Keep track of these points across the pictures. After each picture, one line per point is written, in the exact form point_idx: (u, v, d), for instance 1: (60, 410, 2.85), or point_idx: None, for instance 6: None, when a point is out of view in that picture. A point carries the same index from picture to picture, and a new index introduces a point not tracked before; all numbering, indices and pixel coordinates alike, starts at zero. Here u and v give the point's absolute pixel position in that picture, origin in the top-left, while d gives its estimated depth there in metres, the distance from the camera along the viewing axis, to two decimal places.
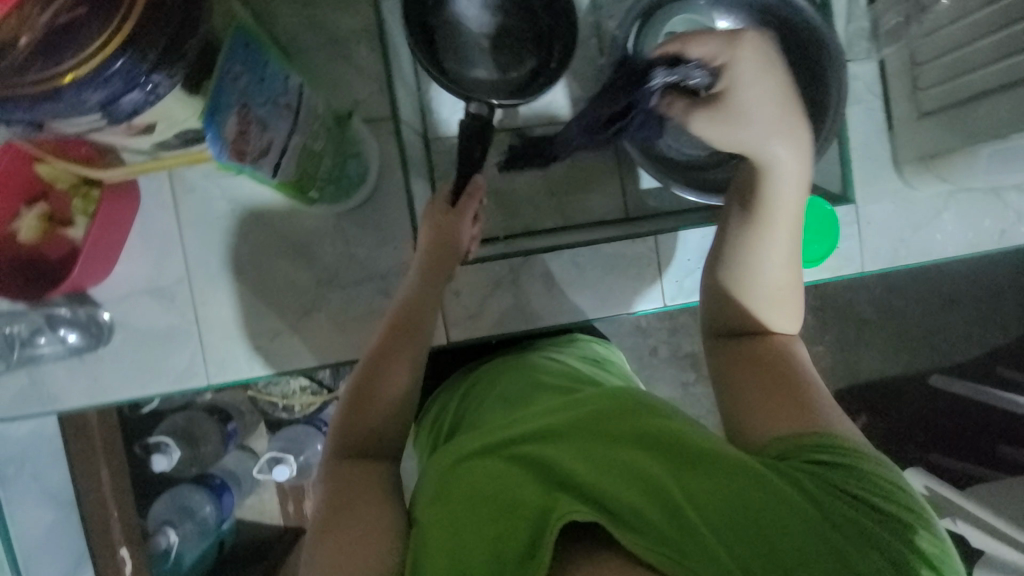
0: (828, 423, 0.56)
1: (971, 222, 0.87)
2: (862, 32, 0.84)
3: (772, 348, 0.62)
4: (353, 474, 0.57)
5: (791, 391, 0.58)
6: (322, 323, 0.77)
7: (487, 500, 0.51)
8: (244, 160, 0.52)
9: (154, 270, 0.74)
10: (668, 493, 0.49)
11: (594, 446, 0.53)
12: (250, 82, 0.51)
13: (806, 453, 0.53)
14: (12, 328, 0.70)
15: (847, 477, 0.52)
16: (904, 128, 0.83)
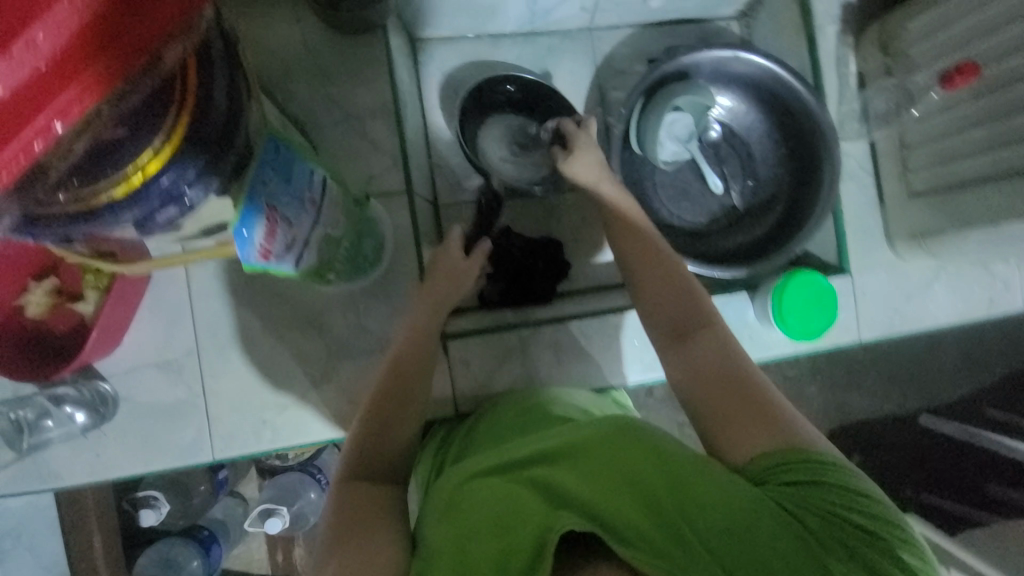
0: (797, 433, 0.58)
1: (960, 292, 0.91)
2: (853, 113, 0.89)
3: (733, 356, 0.64)
4: (364, 509, 0.57)
5: (759, 406, 0.60)
6: (331, 396, 0.77)
7: (489, 518, 0.50)
8: (270, 256, 0.54)
9: (162, 344, 0.73)
10: (665, 512, 0.49)
11: (599, 462, 0.53)
12: (278, 184, 0.51)
13: (783, 471, 0.56)
14: (18, 414, 0.69)
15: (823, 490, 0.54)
16: (895, 205, 0.87)
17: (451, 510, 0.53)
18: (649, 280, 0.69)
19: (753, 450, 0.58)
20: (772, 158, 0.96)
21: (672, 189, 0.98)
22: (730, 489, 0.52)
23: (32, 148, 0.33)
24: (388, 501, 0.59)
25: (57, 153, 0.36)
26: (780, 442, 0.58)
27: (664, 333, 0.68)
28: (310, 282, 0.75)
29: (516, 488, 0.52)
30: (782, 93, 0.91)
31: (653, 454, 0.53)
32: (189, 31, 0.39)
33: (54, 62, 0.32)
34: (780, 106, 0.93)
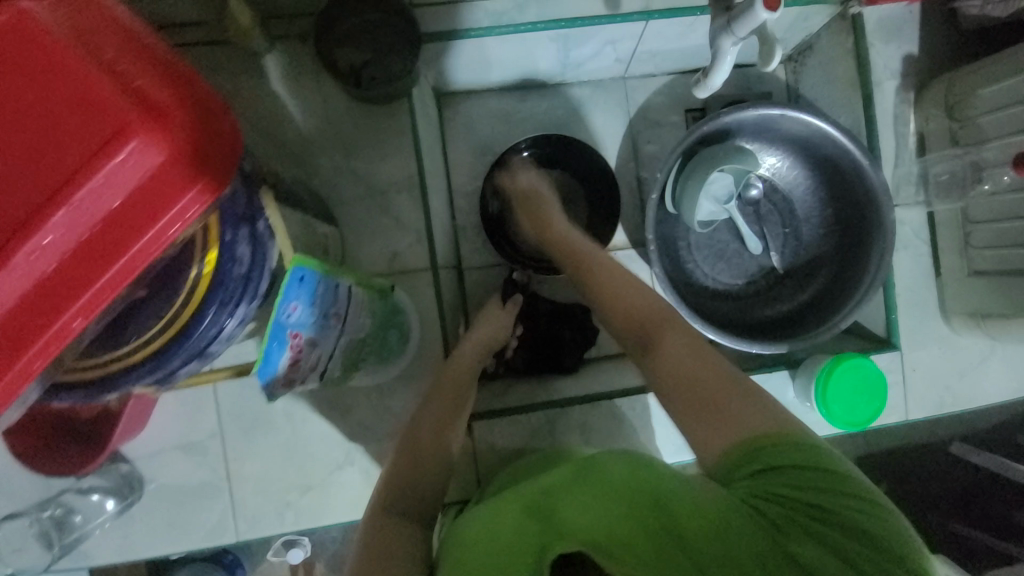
0: (758, 412, 0.51)
1: (1019, 368, 0.85)
2: (910, 178, 0.82)
3: (708, 356, 0.55)
4: (384, 545, 0.53)
5: (725, 401, 0.51)
6: (355, 478, 0.75)
7: (499, 548, 0.46)
8: (292, 381, 0.51)
9: (186, 426, 0.73)
10: (652, 525, 0.44)
11: (580, 487, 0.48)
12: (304, 311, 0.49)
13: (750, 454, 0.48)
14: (45, 514, 0.70)
15: (800, 473, 0.47)
16: (953, 280, 0.80)
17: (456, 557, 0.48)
18: (606, 280, 0.66)
19: (723, 440, 0.50)
20: (817, 218, 0.90)
21: (707, 250, 0.93)
22: (712, 493, 0.47)
23: (50, 352, 0.33)
24: (409, 538, 0.55)
25: (77, 338, 0.35)
26: (754, 424, 0.50)
27: (633, 342, 0.60)
28: None
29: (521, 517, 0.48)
30: (832, 153, 0.84)
31: (634, 466, 0.50)
32: (218, 199, 0.37)
33: (65, 272, 0.32)
34: (828, 165, 0.86)
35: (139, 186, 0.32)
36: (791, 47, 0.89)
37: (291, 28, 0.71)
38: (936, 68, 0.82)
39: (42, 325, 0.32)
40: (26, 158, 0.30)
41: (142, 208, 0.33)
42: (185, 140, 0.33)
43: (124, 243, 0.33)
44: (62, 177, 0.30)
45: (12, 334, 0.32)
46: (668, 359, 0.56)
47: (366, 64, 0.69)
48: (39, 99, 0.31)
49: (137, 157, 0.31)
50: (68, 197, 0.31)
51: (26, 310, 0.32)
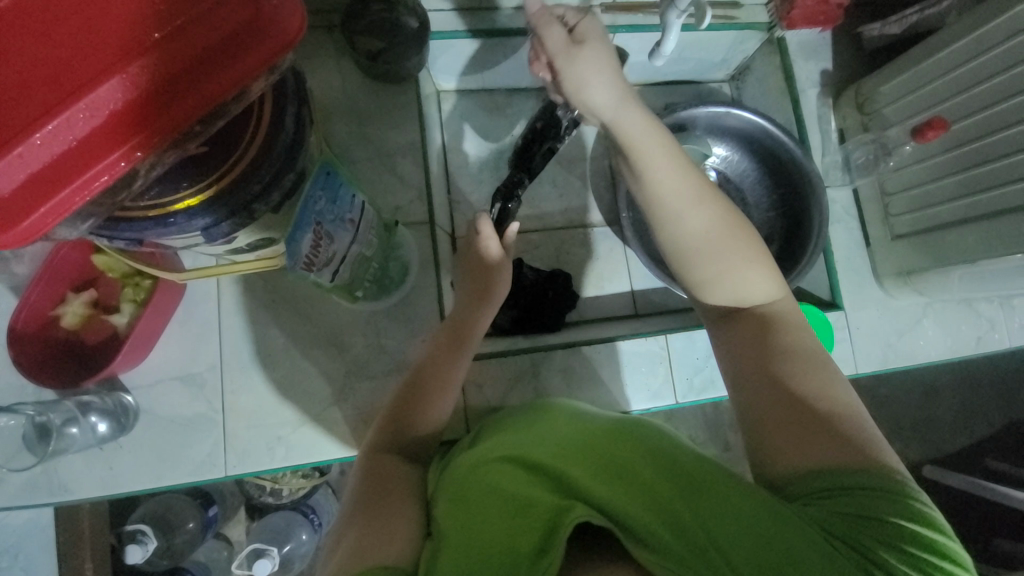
0: (849, 450, 0.50)
1: (950, 329, 0.95)
2: (836, 163, 1.00)
3: (790, 346, 0.57)
4: (381, 483, 0.58)
5: (815, 419, 0.52)
6: (348, 414, 0.78)
7: (511, 501, 0.51)
8: (311, 267, 0.58)
9: (188, 358, 0.76)
10: (682, 519, 0.46)
11: (608, 463, 0.53)
12: (325, 204, 0.57)
13: (824, 484, 0.48)
14: (44, 419, 0.69)
15: (867, 501, 0.46)
16: (881, 247, 0.94)
17: (463, 496, 0.54)
18: (705, 249, 0.60)
19: (800, 463, 0.51)
20: (765, 202, 1.04)
21: None
22: (749, 494, 0.48)
23: (52, 215, 0.38)
24: (405, 475, 0.60)
25: (123, 183, 0.41)
26: (838, 455, 0.49)
27: (710, 313, 0.64)
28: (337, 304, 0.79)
29: (532, 486, 0.52)
30: (772, 145, 1.00)
31: (654, 463, 0.53)
32: (271, 70, 0.44)
33: (78, 148, 0.38)
34: (770, 155, 1.01)
35: (215, 45, 0.41)
36: (733, 65, 1.08)
37: (320, 19, 0.85)
38: (847, 81, 1.01)
39: (114, 140, 0.39)
40: (78, 46, 0.38)
41: (212, 62, 0.41)
42: (257, 18, 0.42)
43: (195, 85, 0.40)
44: (159, 26, 0.39)
45: (53, 170, 0.37)
46: (746, 334, 0.59)
47: (380, 51, 0.82)
48: (114, 6, 0.39)
49: (160, 55, 0.39)
50: (135, 56, 0.38)
51: (106, 127, 0.38)
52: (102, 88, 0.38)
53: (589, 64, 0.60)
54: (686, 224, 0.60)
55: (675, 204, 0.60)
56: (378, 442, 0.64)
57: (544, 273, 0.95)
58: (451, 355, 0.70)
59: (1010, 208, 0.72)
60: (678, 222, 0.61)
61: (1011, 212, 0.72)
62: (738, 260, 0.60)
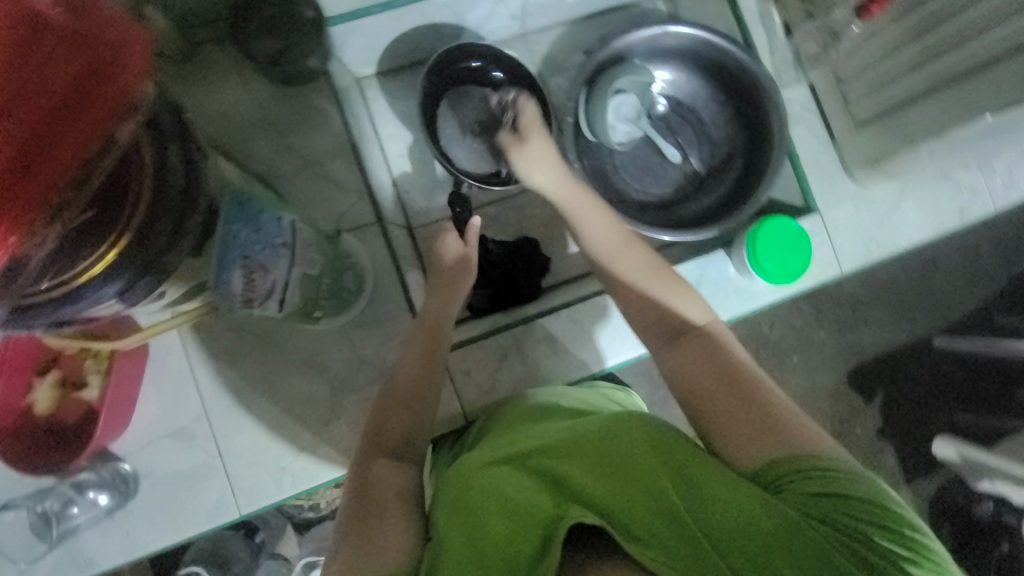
0: (808, 438, 0.51)
1: (930, 206, 0.92)
2: (787, 61, 0.92)
3: (732, 356, 0.57)
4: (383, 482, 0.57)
5: (775, 419, 0.52)
6: (341, 432, 0.78)
7: (505, 501, 0.50)
8: (250, 301, 0.56)
9: (172, 413, 0.75)
10: (677, 515, 0.46)
11: (598, 451, 0.52)
12: (247, 235, 0.55)
13: (794, 467, 0.49)
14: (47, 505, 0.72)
15: (836, 486, 0.48)
16: (845, 138, 0.90)
17: (461, 497, 0.52)
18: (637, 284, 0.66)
19: (765, 452, 0.51)
20: (721, 118, 0.99)
21: (633, 168, 1.00)
22: (736, 484, 0.48)
23: None
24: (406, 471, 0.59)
25: (11, 272, 0.38)
26: (802, 446, 0.50)
27: (653, 338, 0.62)
28: (304, 327, 0.78)
29: (524, 482, 0.51)
30: (716, 56, 0.94)
31: (646, 444, 0.51)
32: (133, 109, 0.42)
33: None
34: (716, 67, 0.96)
35: (58, 97, 0.37)
36: None
37: (209, 33, 0.79)
38: None
39: None
40: None
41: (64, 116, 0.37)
42: (94, 57, 0.38)
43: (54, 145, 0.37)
44: None
45: None
46: (694, 357, 0.58)
47: (281, 52, 0.76)
48: None
49: None
50: None
51: None
52: None
53: (535, 157, 0.74)
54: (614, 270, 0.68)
55: (602, 254, 0.69)
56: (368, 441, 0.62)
57: (510, 244, 0.92)
58: (433, 339, 0.70)
59: None
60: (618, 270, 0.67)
61: None
62: (670, 288, 0.64)
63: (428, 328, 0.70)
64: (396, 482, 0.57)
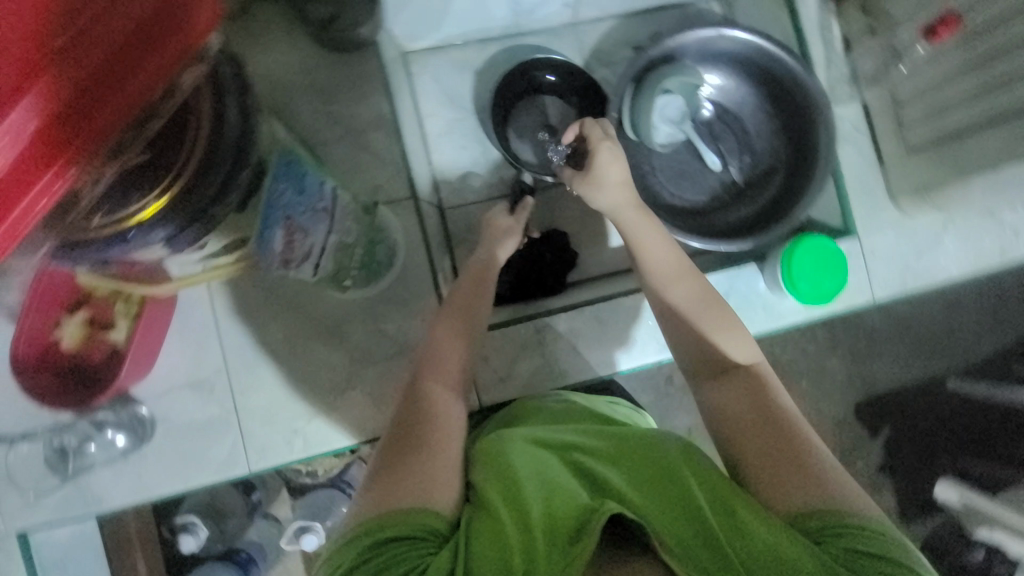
0: (850, 493, 0.49)
1: (971, 243, 0.90)
2: (843, 77, 0.90)
3: (773, 400, 0.56)
4: (414, 428, 0.55)
5: (814, 465, 0.51)
6: (354, 402, 0.78)
7: (544, 486, 0.50)
8: (287, 263, 0.57)
9: (193, 364, 0.76)
10: (714, 533, 0.46)
11: (641, 462, 0.52)
12: (291, 195, 0.55)
13: (833, 521, 0.47)
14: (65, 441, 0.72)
15: (877, 549, 0.46)
16: (894, 163, 0.88)
17: (497, 475, 0.52)
18: (688, 314, 0.64)
19: (802, 498, 0.49)
20: (767, 129, 0.97)
21: (670, 171, 0.99)
22: (774, 520, 0.47)
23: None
24: (453, 410, 0.58)
25: (65, 206, 0.39)
26: (841, 500, 0.49)
27: (701, 369, 0.61)
28: (331, 295, 0.78)
29: (561, 473, 0.51)
30: (770, 65, 0.91)
31: (686, 458, 0.52)
32: (198, 57, 0.41)
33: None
34: (769, 77, 0.93)
35: (126, 40, 0.37)
36: None
37: None
38: None
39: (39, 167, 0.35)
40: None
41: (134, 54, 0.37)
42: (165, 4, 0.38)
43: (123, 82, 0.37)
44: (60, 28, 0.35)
45: None
46: (732, 395, 0.57)
47: (332, 18, 0.74)
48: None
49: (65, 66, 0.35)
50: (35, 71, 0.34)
51: (28, 152, 0.35)
52: (13, 111, 0.34)
53: (600, 183, 0.68)
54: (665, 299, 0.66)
55: (658, 279, 0.66)
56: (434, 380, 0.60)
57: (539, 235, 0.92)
58: (467, 309, 0.68)
59: None
60: (672, 297, 0.65)
61: None
62: (716, 319, 0.63)
63: (465, 302, 0.69)
64: (455, 426, 0.56)
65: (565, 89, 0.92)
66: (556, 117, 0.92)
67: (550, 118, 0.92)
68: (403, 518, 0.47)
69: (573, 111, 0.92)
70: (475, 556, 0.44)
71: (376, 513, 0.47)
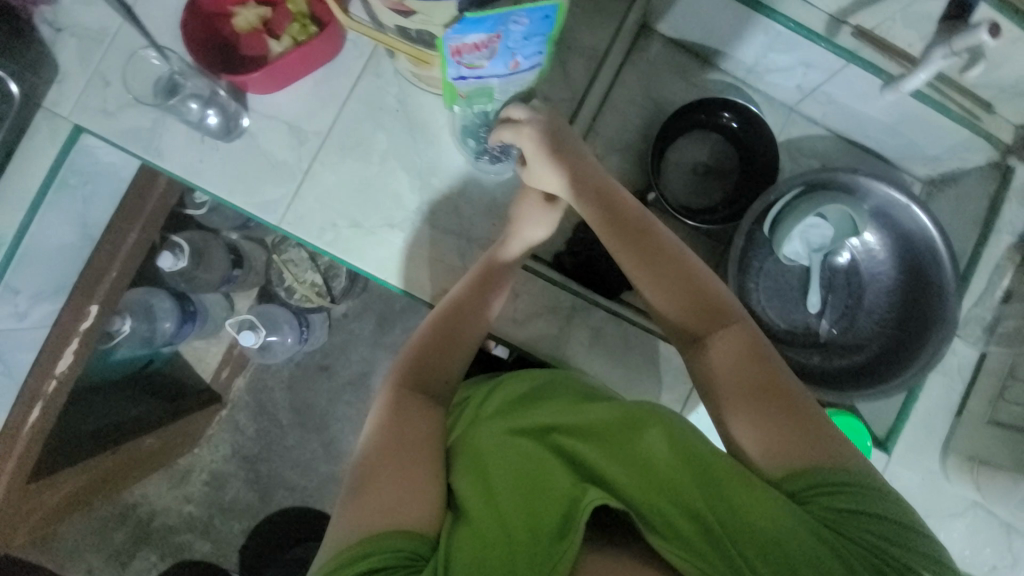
0: (832, 445, 0.58)
1: (982, 545, 0.85)
2: (980, 320, 0.88)
3: (762, 360, 0.63)
4: (406, 411, 0.64)
5: (802, 426, 0.59)
6: (393, 240, 0.81)
7: (528, 479, 0.59)
8: (459, 54, 0.59)
9: (305, 114, 0.80)
10: (706, 522, 0.53)
11: (619, 448, 0.60)
12: (518, 31, 0.58)
13: (814, 485, 0.56)
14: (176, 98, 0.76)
15: (853, 495, 0.55)
16: (968, 423, 0.85)
17: (479, 468, 0.62)
18: (677, 297, 0.66)
19: (786, 466, 0.58)
20: (880, 313, 0.94)
21: (772, 282, 0.97)
22: (767, 494, 0.55)
23: None
24: (433, 411, 0.66)
25: None
26: (818, 457, 0.57)
27: (686, 342, 0.68)
28: (446, 149, 0.81)
29: (542, 456, 0.61)
30: (927, 262, 0.89)
31: (673, 453, 0.59)
32: None
33: None
34: (916, 271, 0.91)
35: None
36: (939, 160, 0.94)
37: None
38: None
39: None
40: None
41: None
42: None
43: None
44: None
45: None
46: (722, 355, 0.64)
47: None
48: None
49: None
50: None
51: None
52: None
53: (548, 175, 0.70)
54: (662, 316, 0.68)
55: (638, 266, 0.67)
56: (403, 382, 0.67)
57: None
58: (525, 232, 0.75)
59: None
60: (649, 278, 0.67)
61: None
62: (687, 287, 0.66)
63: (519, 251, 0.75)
64: (427, 421, 0.64)
65: (736, 143, 0.95)
66: (712, 164, 0.96)
67: (707, 161, 0.96)
68: (379, 547, 0.52)
69: (729, 165, 0.96)
70: (462, 555, 0.52)
71: (360, 537, 0.53)
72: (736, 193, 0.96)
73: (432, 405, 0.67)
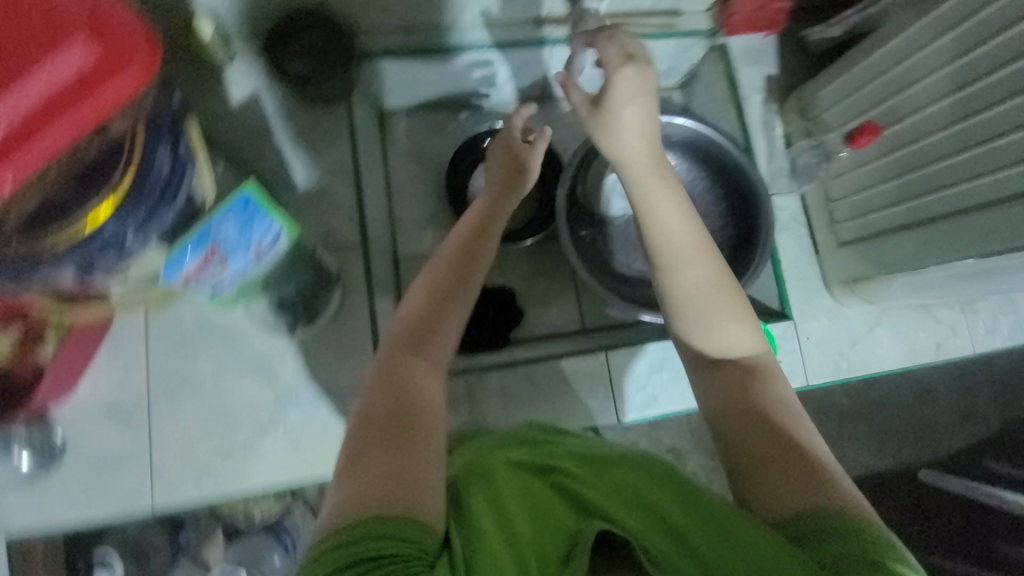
0: (836, 488, 0.47)
1: (907, 336, 0.93)
2: (782, 170, 0.97)
3: (766, 392, 0.55)
4: (396, 386, 0.53)
5: (804, 458, 0.49)
6: (275, 444, 0.78)
7: (533, 512, 0.48)
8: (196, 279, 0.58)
9: (116, 391, 0.76)
10: (693, 542, 0.43)
11: (617, 481, 0.51)
12: (233, 234, 0.56)
13: (816, 525, 0.45)
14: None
15: (855, 546, 0.43)
16: (828, 255, 0.92)
17: (486, 495, 0.51)
18: (708, 296, 0.58)
19: (790, 507, 0.47)
20: (715, 209, 0.98)
21: (620, 241, 0.99)
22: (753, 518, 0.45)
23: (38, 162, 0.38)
24: (428, 389, 0.54)
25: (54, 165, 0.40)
26: (824, 498, 0.46)
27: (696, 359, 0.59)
28: (268, 333, 0.79)
29: (537, 491, 0.51)
30: (717, 151, 0.95)
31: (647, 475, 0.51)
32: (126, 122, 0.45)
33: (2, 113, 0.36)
34: (716, 162, 0.97)
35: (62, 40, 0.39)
36: (680, 73, 0.99)
37: None
38: (793, 86, 0.99)
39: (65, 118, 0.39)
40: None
41: (76, 101, 0.39)
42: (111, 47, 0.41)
43: (51, 127, 0.38)
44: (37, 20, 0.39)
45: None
46: (726, 384, 0.56)
47: (313, 74, 0.81)
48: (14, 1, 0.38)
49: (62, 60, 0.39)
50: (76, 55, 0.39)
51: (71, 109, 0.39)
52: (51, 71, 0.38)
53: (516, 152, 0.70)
54: (668, 284, 0.59)
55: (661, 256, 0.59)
56: (405, 342, 0.57)
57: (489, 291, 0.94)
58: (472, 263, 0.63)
59: (962, 209, 0.68)
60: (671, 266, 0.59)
61: (965, 214, 0.67)
62: (723, 302, 0.58)
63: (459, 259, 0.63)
64: (419, 437, 0.49)
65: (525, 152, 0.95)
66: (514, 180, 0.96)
67: None
68: (375, 529, 0.41)
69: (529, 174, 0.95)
70: None
71: (354, 517, 0.42)
72: (545, 195, 0.98)
73: (430, 370, 0.56)
